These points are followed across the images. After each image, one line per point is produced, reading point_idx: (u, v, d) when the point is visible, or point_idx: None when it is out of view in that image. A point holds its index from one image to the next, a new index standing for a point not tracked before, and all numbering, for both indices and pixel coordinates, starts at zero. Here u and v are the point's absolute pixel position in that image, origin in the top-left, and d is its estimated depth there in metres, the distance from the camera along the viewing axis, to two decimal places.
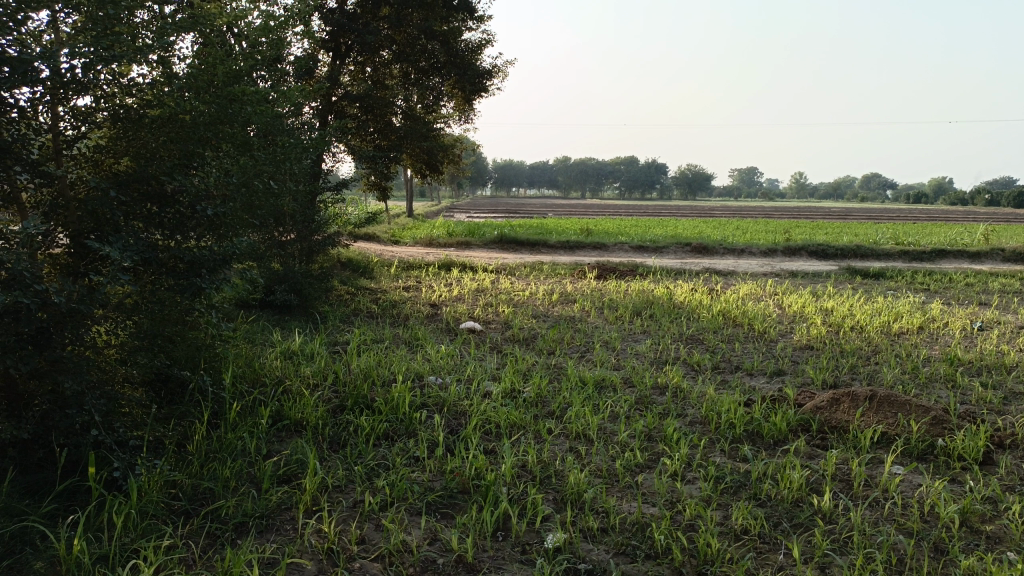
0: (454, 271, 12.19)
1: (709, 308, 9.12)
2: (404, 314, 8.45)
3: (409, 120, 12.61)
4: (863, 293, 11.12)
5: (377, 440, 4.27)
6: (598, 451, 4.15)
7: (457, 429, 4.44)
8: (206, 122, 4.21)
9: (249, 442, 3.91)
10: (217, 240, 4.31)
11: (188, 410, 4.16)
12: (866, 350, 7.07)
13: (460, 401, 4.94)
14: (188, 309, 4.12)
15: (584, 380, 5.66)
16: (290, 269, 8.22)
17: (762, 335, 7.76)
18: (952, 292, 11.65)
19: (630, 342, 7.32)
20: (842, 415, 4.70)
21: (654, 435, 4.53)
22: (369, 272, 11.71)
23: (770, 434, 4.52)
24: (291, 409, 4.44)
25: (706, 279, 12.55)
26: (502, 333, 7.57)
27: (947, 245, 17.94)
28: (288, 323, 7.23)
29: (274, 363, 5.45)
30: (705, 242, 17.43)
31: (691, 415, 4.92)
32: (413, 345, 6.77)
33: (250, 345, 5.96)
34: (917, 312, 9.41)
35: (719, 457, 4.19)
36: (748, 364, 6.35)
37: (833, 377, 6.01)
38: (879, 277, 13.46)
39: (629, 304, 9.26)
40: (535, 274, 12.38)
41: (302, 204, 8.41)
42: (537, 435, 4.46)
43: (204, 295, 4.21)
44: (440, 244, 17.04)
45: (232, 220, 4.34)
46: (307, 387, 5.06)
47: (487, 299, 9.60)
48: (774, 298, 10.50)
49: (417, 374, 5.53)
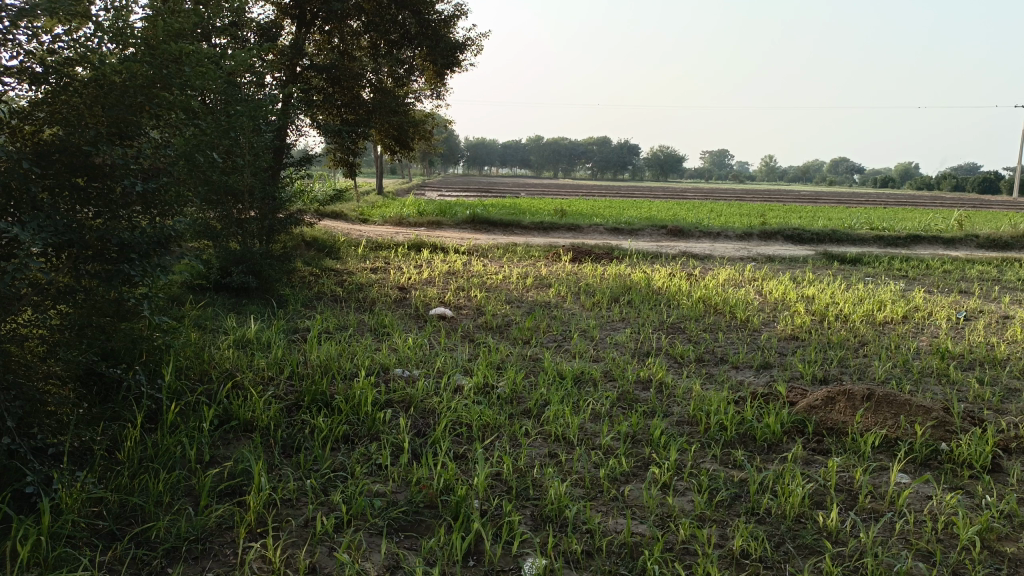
0: (424, 252, 11.74)
1: (688, 294, 8.80)
2: (371, 298, 8.00)
3: (378, 93, 12.04)
4: (842, 280, 10.88)
5: (336, 444, 3.86)
6: (580, 457, 3.79)
7: (425, 431, 4.05)
8: (143, 88, 3.64)
9: (189, 448, 3.49)
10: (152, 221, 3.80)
11: (121, 410, 3.70)
12: (854, 341, 6.79)
13: (428, 398, 4.53)
14: (120, 297, 3.68)
15: (562, 374, 5.28)
16: (248, 250, 7.69)
17: (745, 324, 7.45)
18: (931, 279, 11.50)
19: (608, 331, 6.96)
20: (839, 416, 4.39)
21: (640, 438, 4.17)
22: (335, 251, 11.20)
23: (763, 437, 4.19)
24: (240, 408, 4.01)
25: (683, 263, 12.26)
26: (474, 320, 7.18)
27: (921, 231, 17.89)
28: (245, 308, 6.74)
29: (224, 354, 4.99)
30: (681, 225, 17.15)
31: (678, 414, 4.57)
32: (380, 333, 6.34)
33: (200, 333, 5.49)
34: (899, 300, 9.18)
35: (711, 463, 3.85)
36: (733, 356, 6.03)
37: (823, 371, 5.71)
38: (856, 263, 13.29)
39: (607, 289, 8.89)
40: (508, 256, 11.98)
41: (262, 179, 7.87)
42: (512, 438, 4.07)
43: (136, 283, 3.72)
44: (410, 223, 16.53)
45: (167, 198, 3.85)
46: (261, 382, 4.62)
47: (458, 282, 9.18)
48: (754, 284, 10.21)
49: (382, 367, 5.13)
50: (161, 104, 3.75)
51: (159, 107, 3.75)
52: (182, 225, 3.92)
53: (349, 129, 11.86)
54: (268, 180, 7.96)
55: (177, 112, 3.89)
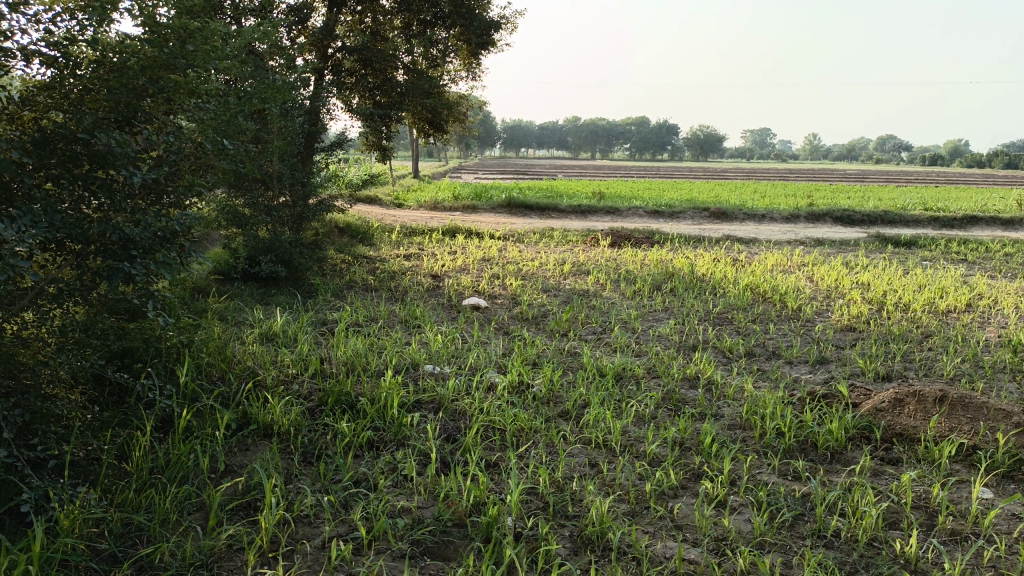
0: (459, 238, 11.47)
1: (734, 281, 8.38)
2: (403, 287, 7.74)
3: (411, 75, 11.75)
4: (898, 264, 10.32)
5: (359, 452, 3.60)
6: (623, 468, 3.47)
7: (456, 437, 3.77)
8: (145, 70, 3.33)
9: (202, 458, 3.26)
10: (159, 213, 3.50)
11: (131, 416, 3.48)
12: (916, 333, 6.33)
13: (460, 399, 4.25)
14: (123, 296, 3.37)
15: (602, 371, 4.95)
16: (276, 238, 7.47)
17: (797, 314, 7.02)
18: (993, 263, 10.87)
19: (651, 322, 6.59)
20: (910, 422, 3.99)
21: (688, 445, 3.84)
22: (368, 238, 10.98)
23: (825, 444, 3.82)
24: (259, 412, 3.77)
25: (727, 247, 11.80)
26: (509, 310, 6.87)
27: (978, 211, 17.08)
28: (272, 299, 6.53)
29: (246, 350, 4.77)
30: (723, 207, 16.60)
31: (729, 417, 4.22)
32: (411, 325, 6.07)
33: (224, 328, 5.28)
34: (961, 286, 8.63)
35: (768, 475, 3.50)
36: (787, 351, 5.63)
37: (886, 368, 5.29)
38: (910, 246, 12.67)
39: (648, 277, 8.50)
40: (545, 242, 11.66)
41: (291, 165, 7.64)
42: (549, 444, 3.77)
43: (141, 282, 3.42)
44: (445, 208, 16.25)
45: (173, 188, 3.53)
46: (283, 382, 4.38)
47: (493, 270, 8.88)
48: (803, 269, 9.72)
49: (412, 364, 4.86)
50: (169, 88, 3.43)
51: (168, 90, 3.44)
52: (192, 216, 3.65)
53: (382, 112, 11.60)
54: (297, 165, 7.73)
55: (189, 94, 3.58)
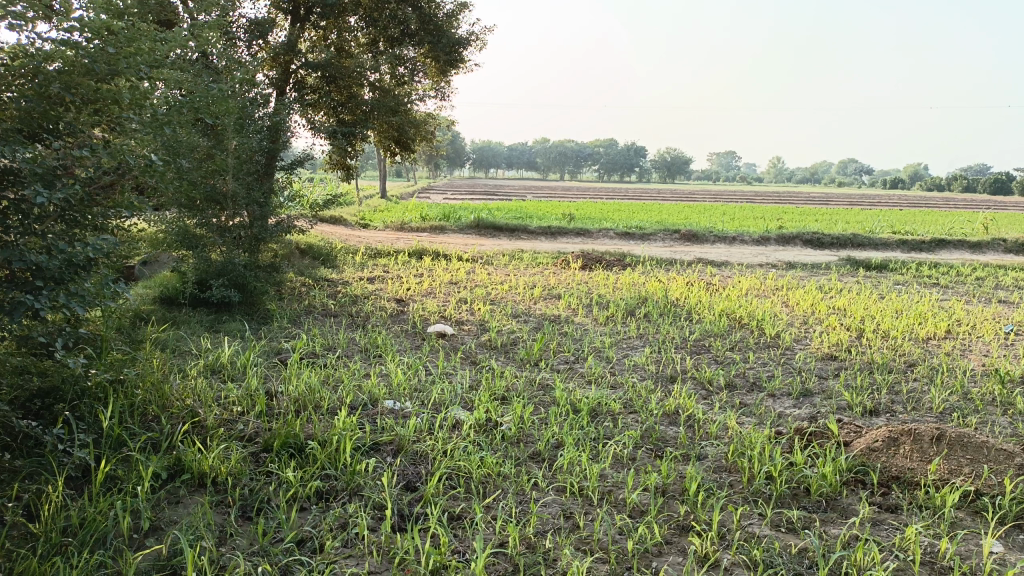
0: (426, 259, 11.11)
1: (709, 306, 8.13)
2: (365, 312, 7.35)
3: (377, 93, 11.33)
4: (872, 289, 10.17)
5: (306, 504, 3.21)
6: (602, 520, 3.13)
7: (416, 485, 3.40)
8: (60, 76, 2.94)
9: (122, 517, 2.85)
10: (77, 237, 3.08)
11: (44, 465, 3.06)
12: (899, 363, 6.10)
13: (421, 441, 3.88)
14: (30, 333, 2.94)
15: (576, 407, 4.62)
16: (229, 261, 7.03)
17: (775, 341, 6.77)
18: (965, 287, 10.79)
19: (625, 350, 6.28)
20: (908, 463, 3.72)
21: (672, 492, 3.51)
22: (330, 260, 10.57)
23: (819, 489, 3.53)
24: (194, 459, 3.37)
25: (698, 270, 11.59)
26: (477, 337, 6.51)
27: (946, 235, 17.17)
28: (223, 327, 6.10)
29: (186, 386, 4.35)
30: (694, 229, 16.46)
31: (713, 459, 3.91)
32: (372, 355, 5.67)
33: (164, 360, 4.85)
34: (938, 312, 8.46)
35: (759, 527, 3.19)
36: (768, 383, 5.35)
37: (873, 401, 5.04)
38: (882, 270, 12.59)
39: (621, 301, 8.21)
40: (514, 264, 11.36)
41: (246, 184, 7.24)
42: (519, 492, 3.41)
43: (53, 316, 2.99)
44: (412, 228, 15.89)
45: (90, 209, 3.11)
46: (225, 423, 3.98)
47: (461, 294, 8.53)
48: (777, 294, 9.53)
49: (371, 400, 4.47)
50: (92, 96, 3.05)
51: (91, 98, 3.05)
52: (115, 241, 3.25)
53: (345, 129, 11.22)
54: (253, 184, 7.33)
55: (118, 104, 3.20)
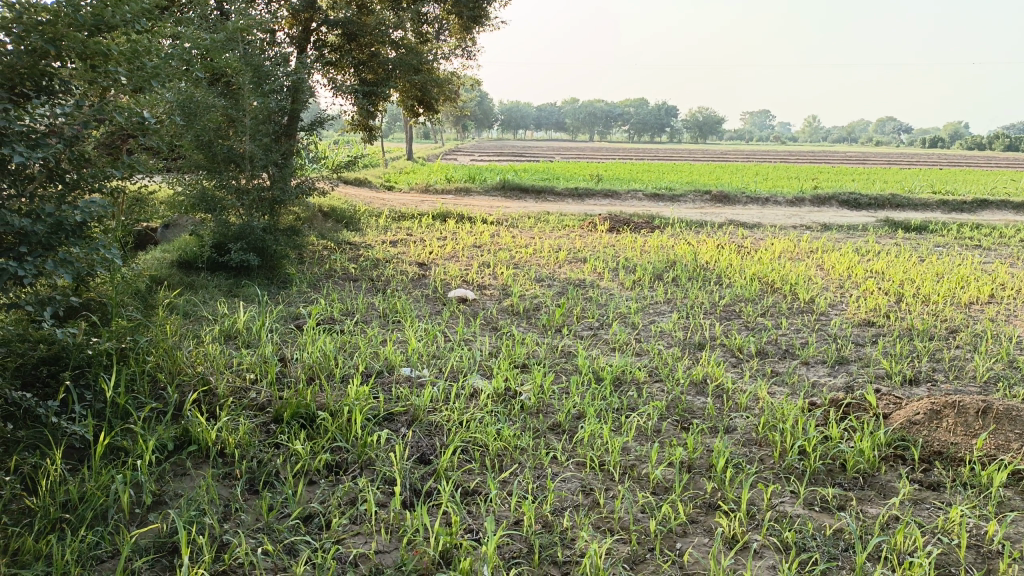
0: (450, 222, 10.94)
1: (740, 270, 7.86)
2: (386, 276, 7.22)
3: (400, 51, 11.03)
4: (911, 251, 9.81)
5: (315, 478, 3.10)
6: (623, 498, 2.97)
7: (430, 457, 3.27)
8: (42, 28, 2.76)
9: (123, 492, 2.76)
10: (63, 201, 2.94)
11: (43, 436, 2.97)
12: (941, 329, 5.83)
13: (437, 411, 3.74)
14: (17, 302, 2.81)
15: (599, 375, 4.45)
16: (248, 224, 6.92)
17: (809, 306, 6.51)
18: (1009, 249, 10.37)
19: (652, 315, 6.08)
20: (951, 438, 3.51)
21: (698, 468, 3.34)
22: (354, 223, 10.44)
23: (855, 466, 3.33)
24: (201, 429, 3.27)
25: (729, 232, 11.27)
26: (499, 303, 6.35)
27: (989, 194, 16.56)
28: (241, 293, 6.01)
29: (199, 352, 4.25)
30: (726, 191, 16.06)
31: (742, 432, 3.73)
32: (390, 321, 5.54)
33: (178, 325, 4.75)
34: (981, 275, 8.11)
35: (791, 507, 3.01)
36: (802, 351, 5.13)
37: (912, 369, 4.80)
38: (921, 231, 12.16)
39: (648, 265, 7.97)
40: (540, 226, 11.15)
41: (264, 145, 7.02)
42: (537, 467, 3.26)
43: (41, 284, 2.85)
44: (437, 191, 15.69)
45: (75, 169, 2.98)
46: (238, 391, 3.88)
47: (484, 257, 8.35)
48: (812, 256, 9.21)
49: (387, 367, 4.34)
50: (79, 50, 2.88)
51: (77, 52, 2.88)
52: (105, 201, 3.11)
53: (368, 89, 10.97)
54: (272, 145, 7.09)
55: (106, 57, 3.03)
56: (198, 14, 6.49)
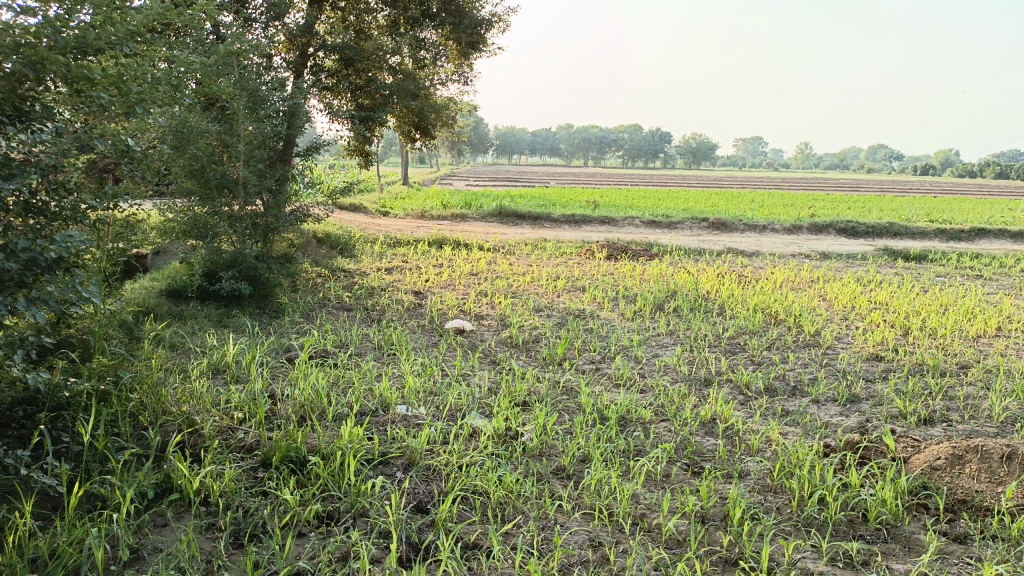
0: (446, 249, 10.79)
1: (742, 301, 7.71)
2: (381, 306, 7.04)
3: (398, 76, 10.94)
4: (913, 281, 9.68)
5: (305, 530, 2.90)
6: (634, 553, 2.79)
7: (428, 506, 3.09)
8: (23, 50, 2.60)
9: (96, 548, 2.56)
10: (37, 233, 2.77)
11: (12, 486, 2.78)
12: (951, 364, 5.67)
13: (435, 454, 3.56)
14: None
15: (604, 414, 4.27)
16: (239, 252, 6.75)
17: (815, 339, 6.35)
18: (1011, 279, 10.26)
19: (654, 348, 5.91)
20: (976, 485, 3.33)
21: (711, 518, 3.15)
22: (348, 249, 10.28)
23: (878, 516, 3.15)
24: (185, 476, 3.09)
25: (728, 260, 11.15)
26: (497, 334, 6.18)
27: (986, 223, 16.52)
28: (231, 323, 5.82)
29: (184, 389, 4.06)
30: (723, 218, 15.98)
31: (756, 478, 3.55)
32: (385, 353, 5.36)
33: (164, 358, 4.56)
34: (987, 307, 7.97)
35: (812, 563, 2.83)
36: (811, 387, 4.96)
37: (927, 408, 4.63)
38: (921, 260, 12.06)
39: (648, 295, 7.82)
40: (537, 253, 11.01)
41: (258, 171, 6.86)
42: (542, 517, 3.07)
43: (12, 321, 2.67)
44: (433, 216, 15.57)
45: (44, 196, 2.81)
46: (225, 431, 3.69)
47: (481, 286, 8.19)
48: (813, 286, 9.08)
49: (382, 405, 4.15)
50: (62, 73, 2.72)
51: (60, 75, 2.72)
52: (83, 234, 2.94)
53: (364, 114, 10.85)
54: (266, 171, 6.94)
55: (91, 82, 2.87)
56: (192, 38, 6.36)
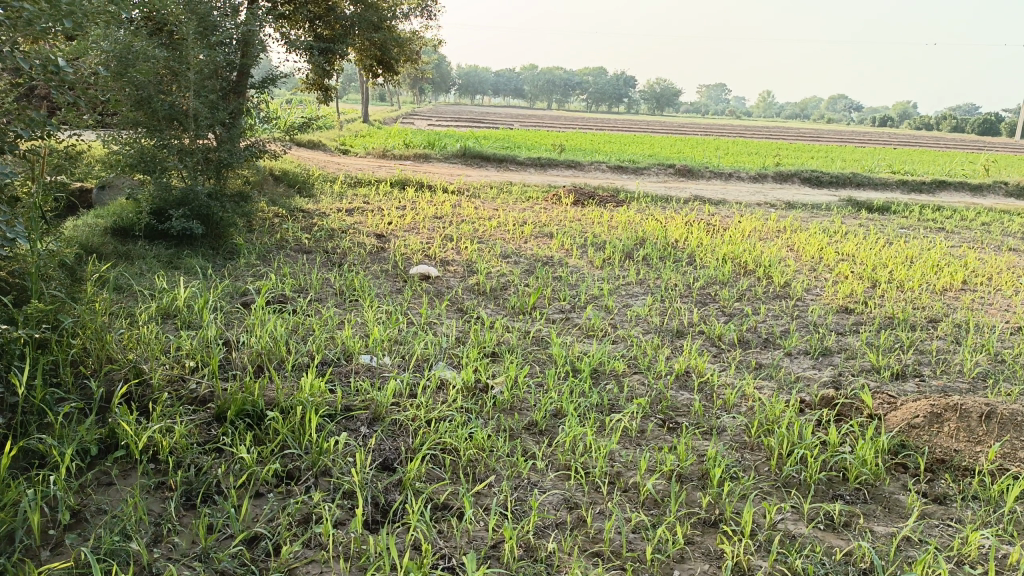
0: (408, 190, 10.48)
1: (711, 250, 7.61)
2: (343, 249, 6.77)
3: (359, 6, 10.48)
4: (878, 233, 9.71)
5: (262, 490, 2.71)
6: (612, 515, 2.67)
7: (395, 464, 2.92)
8: None
9: (31, 512, 2.34)
10: None
11: None
12: (920, 317, 5.65)
13: (402, 408, 3.38)
14: None
15: (576, 366, 4.13)
16: (191, 189, 6.39)
17: (785, 291, 6.29)
18: (972, 233, 10.36)
19: (625, 297, 5.78)
20: (954, 444, 3.28)
21: (690, 477, 3.05)
22: (307, 188, 9.90)
23: (857, 476, 3.08)
24: (131, 431, 2.86)
25: (695, 208, 11.04)
26: (463, 280, 5.98)
27: (946, 176, 16.68)
28: (182, 265, 5.51)
29: (131, 335, 3.79)
30: (689, 164, 15.84)
31: (733, 435, 3.45)
32: (347, 300, 5.12)
33: (108, 301, 4.27)
34: (952, 260, 8.00)
35: (794, 525, 2.74)
36: (784, 340, 4.88)
37: (899, 363, 4.59)
38: (884, 212, 12.12)
39: (617, 242, 7.65)
40: (503, 197, 10.76)
41: (210, 103, 6.44)
42: (515, 476, 2.93)
43: None
44: (395, 156, 15.15)
45: None
46: (175, 381, 3.45)
47: (446, 230, 7.94)
48: (781, 236, 9.03)
49: (345, 355, 3.94)
50: None
51: None
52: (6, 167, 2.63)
53: (323, 46, 10.34)
54: (218, 103, 6.52)
55: None
56: None
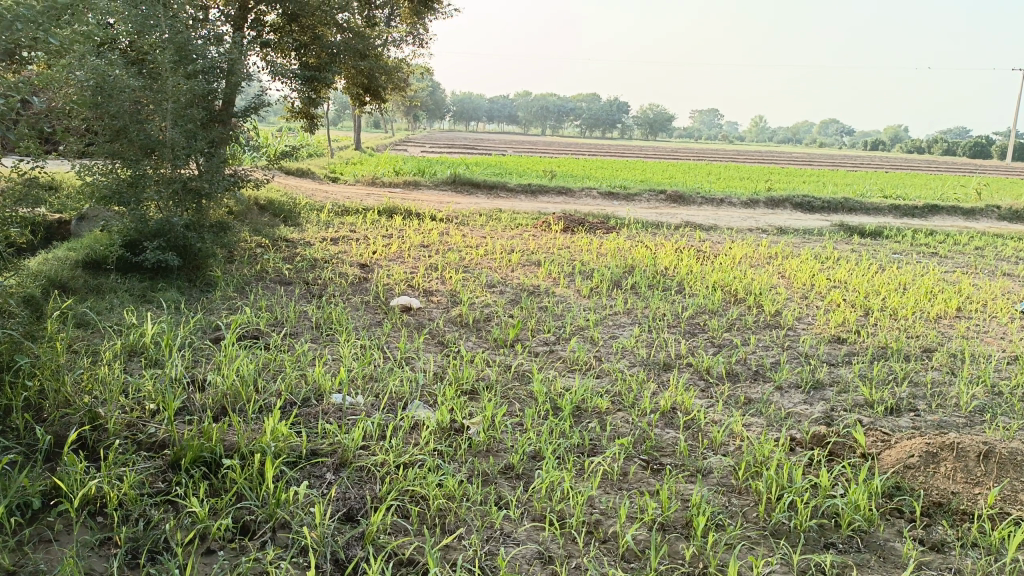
0: (395, 219, 10.35)
1: (701, 277, 7.48)
2: (323, 280, 6.61)
3: (347, 34, 10.40)
4: (871, 258, 9.59)
5: (214, 546, 2.55)
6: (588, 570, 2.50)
7: (359, 516, 2.74)
8: None
9: None
10: None
11: None
12: (914, 347, 5.50)
13: (371, 452, 3.20)
14: None
15: (557, 404, 3.96)
16: (168, 220, 6.25)
17: (775, 319, 6.15)
18: (965, 257, 10.25)
19: (611, 328, 5.63)
20: (951, 486, 3.12)
21: (673, 526, 2.88)
22: (293, 218, 9.77)
23: (850, 523, 2.91)
24: (78, 482, 2.69)
25: (686, 234, 10.93)
26: (445, 311, 5.82)
27: (938, 200, 16.65)
28: (155, 299, 5.36)
29: (90, 375, 3.62)
30: (681, 190, 15.77)
31: (719, 477, 3.28)
32: (323, 334, 4.95)
33: (70, 338, 4.10)
34: (945, 286, 7.87)
35: None
36: (774, 373, 4.72)
37: (893, 397, 4.43)
38: (876, 237, 12.02)
39: (605, 270, 7.52)
40: (491, 224, 10.64)
41: (189, 132, 6.32)
42: (487, 527, 2.76)
43: None
44: (385, 183, 15.05)
45: None
46: (132, 426, 3.27)
47: (431, 259, 7.79)
48: (772, 263, 8.90)
49: (316, 395, 3.77)
50: None
51: None
52: None
53: (309, 75, 10.25)
54: (197, 132, 6.39)
55: None
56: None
